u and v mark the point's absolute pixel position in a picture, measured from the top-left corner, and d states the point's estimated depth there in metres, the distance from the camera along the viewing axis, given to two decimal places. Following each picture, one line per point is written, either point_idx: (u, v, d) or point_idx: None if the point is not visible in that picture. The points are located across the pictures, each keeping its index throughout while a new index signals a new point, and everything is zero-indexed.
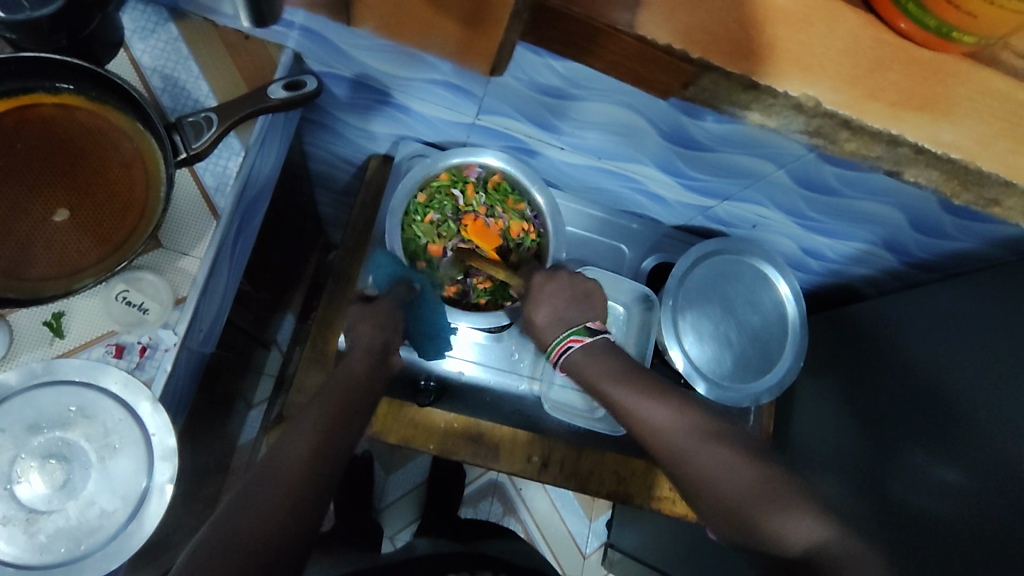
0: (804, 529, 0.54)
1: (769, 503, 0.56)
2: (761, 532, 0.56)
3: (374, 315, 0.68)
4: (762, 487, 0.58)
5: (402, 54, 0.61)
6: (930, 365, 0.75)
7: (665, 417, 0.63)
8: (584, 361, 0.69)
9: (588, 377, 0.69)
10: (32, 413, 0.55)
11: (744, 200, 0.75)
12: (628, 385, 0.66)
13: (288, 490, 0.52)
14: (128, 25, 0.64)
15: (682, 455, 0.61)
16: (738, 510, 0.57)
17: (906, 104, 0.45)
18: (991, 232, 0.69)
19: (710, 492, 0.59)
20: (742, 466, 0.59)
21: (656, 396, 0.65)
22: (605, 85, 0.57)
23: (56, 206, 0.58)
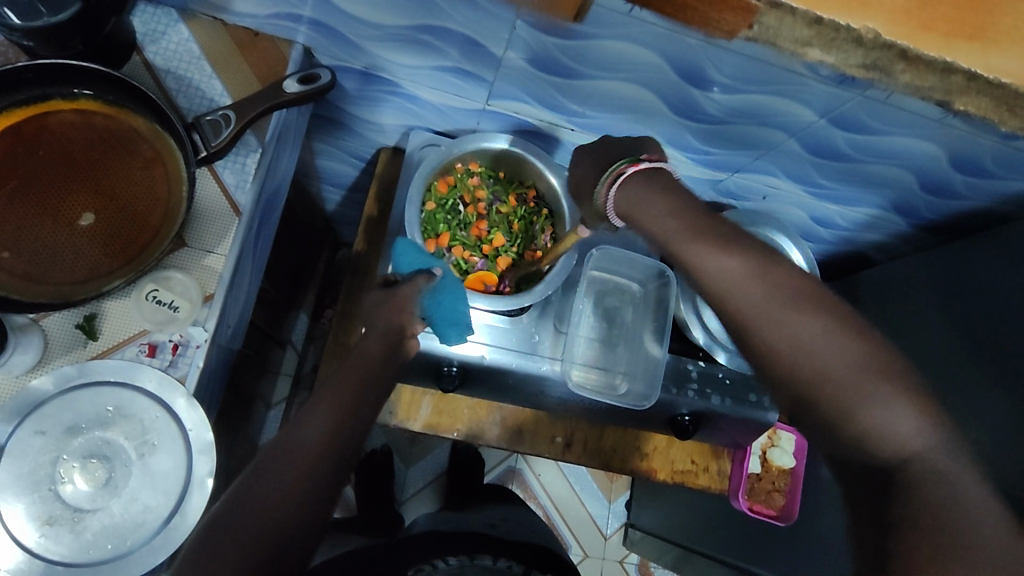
0: (902, 425, 0.41)
1: (862, 390, 0.43)
2: (846, 425, 0.43)
3: (393, 300, 0.65)
4: (865, 369, 0.43)
5: (411, 41, 0.63)
6: (947, 322, 0.77)
7: (743, 273, 0.48)
8: (632, 195, 0.54)
9: (641, 219, 0.53)
10: (71, 415, 0.56)
11: (756, 171, 0.76)
12: (689, 229, 0.51)
13: (298, 478, 0.52)
14: (138, 30, 0.65)
15: (755, 319, 0.47)
16: (817, 389, 0.44)
17: (958, 34, 0.47)
18: (1002, 188, 0.70)
19: (780, 365, 0.45)
20: (839, 346, 0.44)
21: (729, 248, 0.49)
22: (614, 60, 0.58)
23: (81, 210, 0.58)
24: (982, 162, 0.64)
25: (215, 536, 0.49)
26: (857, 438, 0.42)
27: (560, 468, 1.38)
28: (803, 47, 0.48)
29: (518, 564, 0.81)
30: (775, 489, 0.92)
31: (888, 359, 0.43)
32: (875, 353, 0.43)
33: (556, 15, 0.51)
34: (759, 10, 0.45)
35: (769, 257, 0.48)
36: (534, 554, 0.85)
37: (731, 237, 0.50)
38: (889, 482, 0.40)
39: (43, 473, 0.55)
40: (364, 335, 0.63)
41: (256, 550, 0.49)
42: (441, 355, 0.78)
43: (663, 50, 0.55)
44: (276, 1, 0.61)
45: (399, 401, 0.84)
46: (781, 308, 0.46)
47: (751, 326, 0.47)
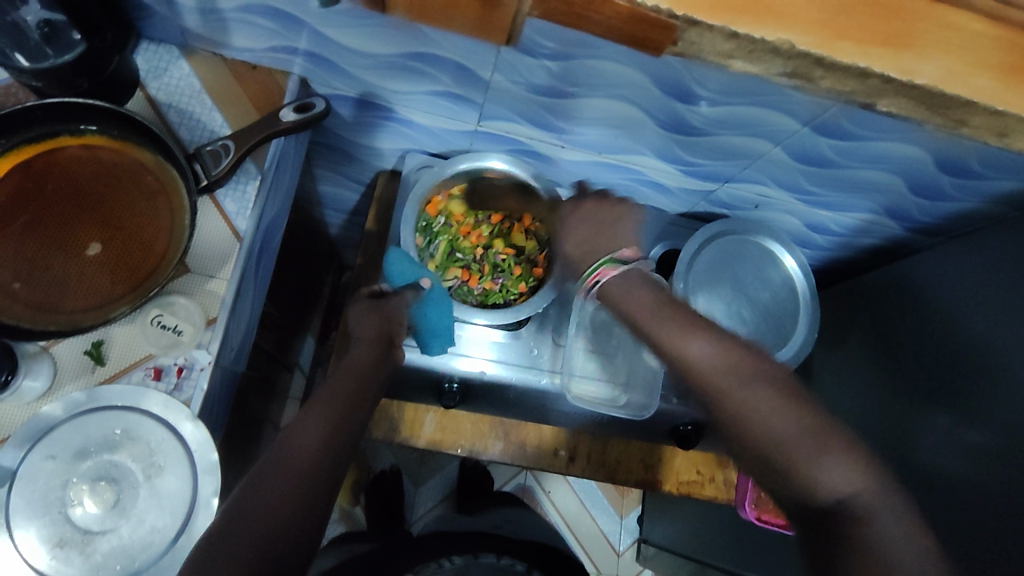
0: (842, 478, 0.46)
1: (814, 449, 0.48)
2: (794, 477, 0.48)
3: (380, 309, 0.67)
4: (811, 432, 0.48)
5: (403, 68, 0.65)
6: (945, 325, 0.77)
7: (706, 351, 0.54)
8: (622, 288, 0.62)
9: (622, 307, 0.61)
10: (80, 438, 0.58)
11: (745, 180, 0.78)
12: (653, 316, 0.58)
13: (302, 473, 0.51)
14: (141, 67, 0.68)
15: (719, 391, 0.52)
16: (777, 447, 0.49)
17: (873, 40, 0.48)
18: (991, 188, 0.70)
19: (740, 427, 0.51)
20: (798, 418, 0.49)
21: (694, 329, 0.56)
22: (599, 78, 0.60)
23: (88, 240, 0.61)
24: (966, 162, 0.65)
25: (217, 540, 0.46)
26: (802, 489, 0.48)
27: (570, 485, 1.38)
28: (729, 58, 0.50)
29: (521, 563, 0.81)
30: None
31: (827, 419, 0.49)
32: (819, 415, 0.49)
33: (493, 39, 0.55)
34: (679, 27, 0.47)
35: (728, 335, 0.55)
36: (539, 553, 0.85)
37: (703, 322, 0.56)
38: (832, 522, 0.46)
39: (54, 496, 0.56)
40: (355, 342, 0.64)
41: (258, 548, 0.46)
42: (441, 370, 0.79)
43: (643, 68, 0.57)
44: (271, 35, 0.64)
45: (402, 419, 0.84)
46: (737, 374, 0.52)
47: (710, 392, 0.53)
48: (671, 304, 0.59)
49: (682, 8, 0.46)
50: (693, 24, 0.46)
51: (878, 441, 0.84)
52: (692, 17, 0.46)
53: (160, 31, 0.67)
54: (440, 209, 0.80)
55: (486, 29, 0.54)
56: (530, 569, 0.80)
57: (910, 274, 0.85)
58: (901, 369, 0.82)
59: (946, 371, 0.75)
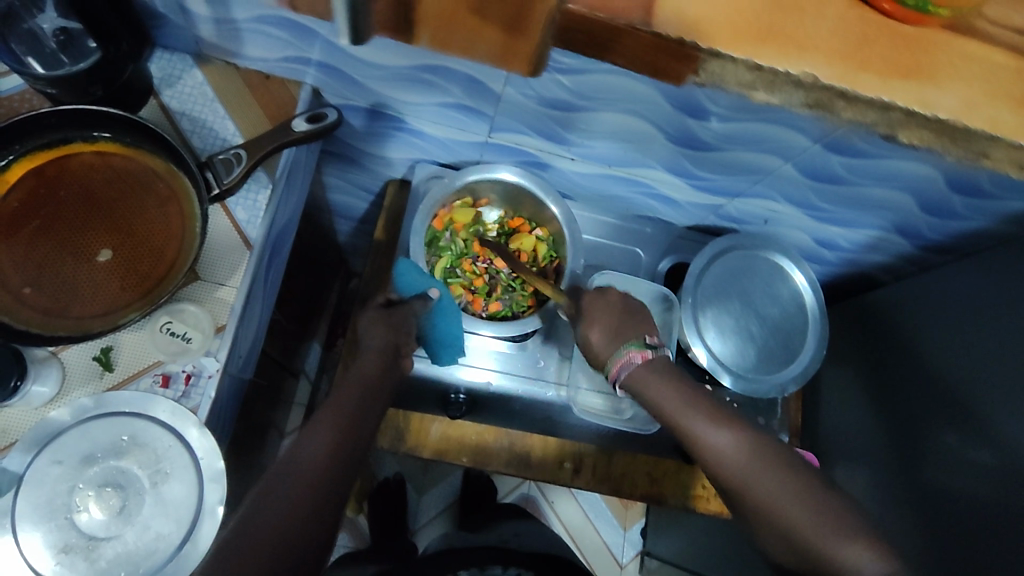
0: (867, 565, 0.48)
1: (836, 539, 0.50)
2: (824, 568, 0.50)
3: (389, 317, 0.66)
4: (832, 525, 0.51)
5: (415, 80, 0.65)
6: (954, 343, 0.76)
7: (731, 447, 0.57)
8: (645, 381, 0.62)
9: (654, 400, 0.62)
10: (86, 444, 0.58)
11: (754, 196, 0.78)
12: (686, 408, 0.60)
13: (311, 486, 0.51)
14: (155, 75, 0.69)
15: (742, 484, 0.56)
16: (798, 542, 0.51)
17: (893, 73, 0.49)
18: (1002, 208, 0.70)
19: (765, 519, 0.54)
20: (817, 510, 0.52)
21: (716, 423, 0.59)
22: (611, 94, 0.61)
23: (99, 246, 0.61)
24: (978, 182, 0.65)
25: (226, 549, 0.46)
26: (830, 573, 0.50)
27: (573, 496, 1.38)
28: (750, 89, 0.50)
29: (528, 575, 0.81)
30: None
31: (849, 513, 0.51)
32: (841, 508, 0.52)
33: (514, 68, 0.54)
34: (702, 59, 0.47)
35: (750, 429, 0.58)
36: (548, 565, 0.84)
37: (726, 414, 0.60)
38: None
39: (60, 502, 0.56)
40: (361, 353, 0.64)
41: (268, 563, 0.46)
42: (447, 380, 0.81)
43: (655, 83, 0.57)
44: (285, 45, 0.64)
45: (407, 427, 0.83)
46: (760, 466, 0.55)
47: (735, 485, 0.56)
48: (718, 411, 0.60)
49: (705, 41, 0.47)
50: (715, 56, 0.47)
51: (886, 459, 0.83)
52: (715, 50, 0.47)
53: (174, 39, 0.67)
54: (447, 222, 0.80)
55: (507, 60, 0.52)
56: None
57: (919, 291, 0.84)
58: (910, 386, 0.81)
59: (953, 391, 0.75)
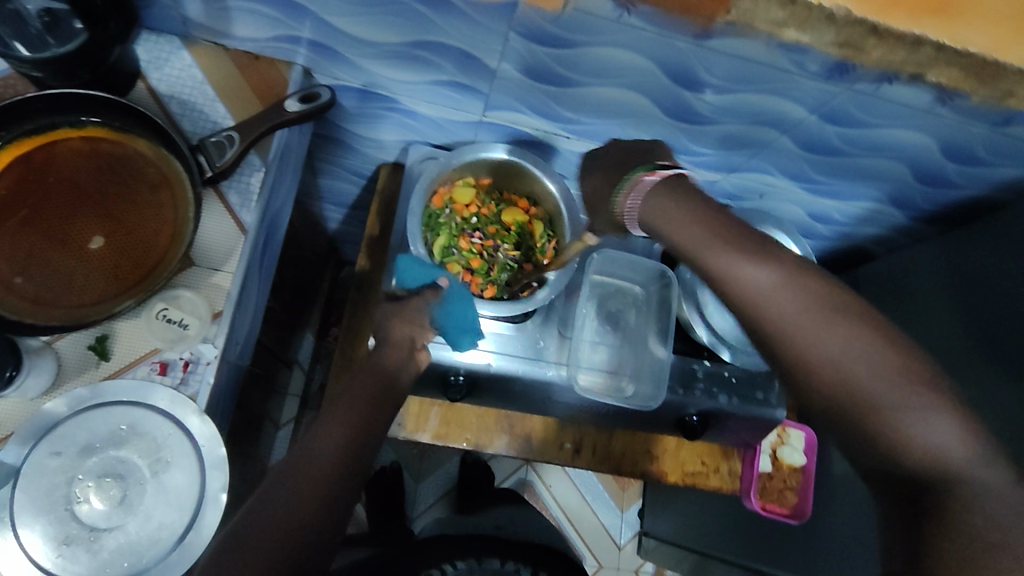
0: (939, 436, 0.42)
1: (902, 398, 0.43)
2: (879, 430, 0.43)
3: (403, 311, 0.64)
4: (901, 381, 0.44)
5: (408, 57, 0.65)
6: (949, 314, 0.77)
7: (769, 282, 0.47)
8: (655, 203, 0.53)
9: (661, 225, 0.52)
10: (84, 434, 0.57)
11: (750, 170, 0.77)
12: (711, 232, 0.50)
13: (323, 481, 0.50)
14: (142, 58, 0.67)
15: (793, 331, 0.46)
16: (852, 401, 0.44)
17: (922, 9, 0.48)
18: (996, 176, 0.71)
19: (814, 374, 0.45)
20: (881, 367, 0.44)
21: (760, 257, 0.48)
22: (607, 66, 0.60)
23: (90, 233, 0.60)
24: (973, 150, 0.65)
25: (233, 543, 0.47)
26: (895, 447, 0.43)
27: (571, 479, 1.38)
28: (781, 27, 0.50)
29: (525, 568, 0.80)
30: (787, 488, 0.91)
31: (919, 363, 0.44)
32: (907, 358, 0.44)
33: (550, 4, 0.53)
34: None
35: (798, 264, 0.48)
36: (548, 554, 0.84)
37: (767, 246, 0.49)
38: (931, 490, 0.41)
39: (59, 493, 0.55)
40: (378, 344, 0.62)
41: (278, 558, 0.47)
42: (447, 364, 0.77)
43: (653, 54, 0.57)
44: (275, 24, 0.63)
45: (407, 413, 0.84)
46: (814, 314, 0.46)
47: (791, 343, 0.46)
48: (718, 223, 0.50)
49: None
50: None
51: None
52: None
53: (161, 20, 0.66)
54: (445, 201, 0.78)
55: None
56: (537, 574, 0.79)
57: (913, 262, 0.85)
58: None
59: (951, 359, 0.75)
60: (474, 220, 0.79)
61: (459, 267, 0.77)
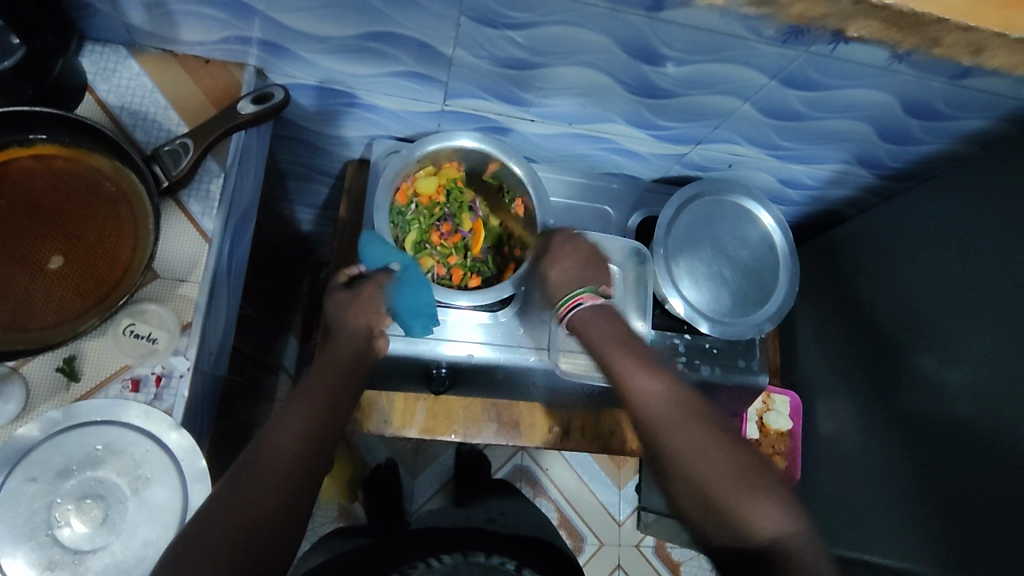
0: (769, 522, 0.51)
1: (733, 494, 0.53)
2: (727, 519, 0.53)
3: (358, 300, 0.64)
4: (727, 479, 0.54)
5: (362, 51, 0.64)
6: (923, 269, 0.77)
7: (656, 392, 0.59)
8: (587, 323, 0.67)
9: (586, 335, 0.67)
10: (60, 458, 0.56)
11: (716, 140, 0.77)
12: (616, 347, 0.64)
13: (280, 475, 0.50)
14: (88, 70, 0.65)
15: (662, 428, 0.57)
16: (703, 492, 0.54)
17: None
18: (959, 128, 0.71)
19: (676, 467, 0.55)
20: (729, 474, 0.54)
21: (652, 371, 0.61)
22: (564, 45, 0.59)
23: (50, 253, 0.58)
24: (934, 104, 0.65)
25: (191, 546, 0.46)
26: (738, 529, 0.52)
27: (566, 460, 1.39)
28: None
29: (512, 561, 0.77)
30: (775, 452, 0.98)
31: (748, 462, 0.55)
32: (752, 457, 0.56)
33: None
34: None
35: (676, 378, 0.61)
36: (529, 551, 0.81)
37: (653, 362, 0.62)
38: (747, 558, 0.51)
39: (39, 519, 0.54)
40: (334, 335, 0.62)
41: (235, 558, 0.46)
42: (428, 357, 0.77)
43: (607, 29, 0.56)
44: (222, 25, 0.62)
45: (392, 409, 0.83)
46: (675, 415, 0.57)
47: (649, 431, 0.58)
48: (628, 336, 0.65)
49: None
50: None
51: (864, 390, 0.84)
52: None
53: (104, 30, 0.64)
54: (410, 195, 0.76)
55: None
56: (522, 568, 0.76)
57: (883, 220, 0.85)
58: (880, 316, 0.83)
59: (926, 313, 0.76)
60: (443, 210, 0.78)
61: (435, 262, 0.76)
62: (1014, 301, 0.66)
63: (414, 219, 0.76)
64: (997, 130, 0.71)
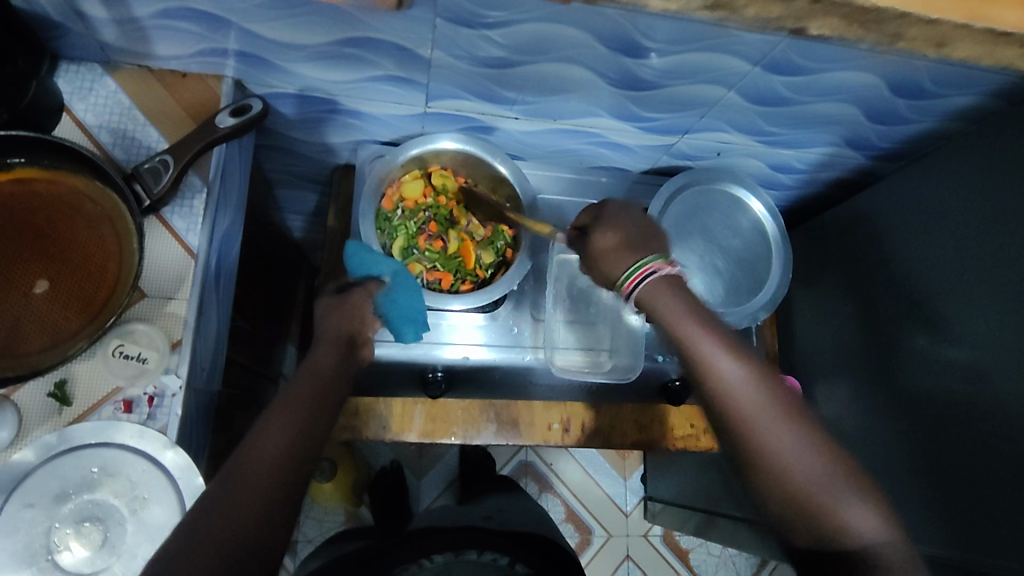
0: (866, 523, 0.48)
1: (835, 492, 0.49)
2: (824, 518, 0.49)
3: (343, 306, 0.63)
4: (836, 476, 0.50)
5: (339, 57, 0.63)
6: (918, 248, 0.77)
7: (740, 379, 0.53)
8: (656, 289, 0.56)
9: (660, 315, 0.56)
10: (56, 482, 0.56)
11: (704, 129, 0.76)
12: (697, 319, 0.55)
13: (269, 484, 0.48)
14: (64, 90, 0.65)
15: (744, 420, 0.51)
16: (797, 493, 0.50)
17: None
18: (948, 106, 0.70)
19: (767, 467, 0.50)
20: (833, 472, 0.50)
21: (731, 354, 0.54)
22: (543, 42, 0.59)
23: (35, 278, 0.58)
24: (920, 83, 0.65)
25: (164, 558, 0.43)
26: (827, 532, 0.48)
27: (571, 454, 1.39)
28: None
29: (506, 556, 0.78)
30: None
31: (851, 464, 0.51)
32: (847, 463, 0.50)
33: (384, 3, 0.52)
34: None
35: (761, 366, 0.54)
36: (523, 543, 0.82)
37: (733, 344, 0.55)
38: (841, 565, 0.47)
39: (38, 544, 0.54)
40: (314, 344, 0.60)
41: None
42: (425, 361, 0.80)
43: (585, 25, 0.56)
44: (197, 38, 0.61)
45: (390, 413, 0.81)
46: (772, 409, 0.52)
47: (746, 433, 0.51)
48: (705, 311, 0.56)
49: None
50: None
51: (864, 372, 0.84)
52: None
53: (79, 49, 0.63)
54: (395, 201, 0.76)
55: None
56: (515, 563, 0.77)
57: (875, 201, 0.85)
58: (877, 297, 0.82)
59: (923, 292, 0.75)
60: (425, 214, 0.78)
61: (424, 268, 0.76)
62: (1012, 278, 0.65)
63: (401, 224, 0.76)
64: (986, 106, 0.71)
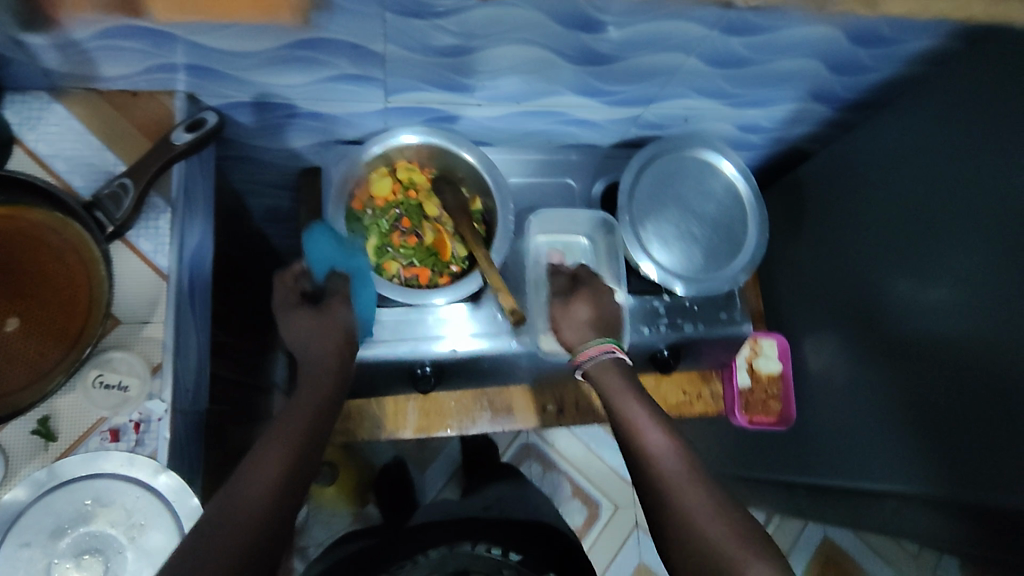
0: None
1: (735, 552, 0.48)
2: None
3: (322, 316, 0.62)
4: (733, 538, 0.49)
5: (291, 61, 0.62)
6: (892, 195, 0.77)
7: (671, 457, 0.55)
8: (606, 372, 0.63)
9: (605, 394, 0.62)
10: (51, 518, 0.55)
11: (668, 97, 0.76)
12: (633, 398, 0.60)
13: (260, 512, 0.46)
14: (13, 121, 0.63)
15: (671, 485, 0.53)
16: (703, 556, 0.49)
17: None
18: (909, 50, 0.70)
19: (679, 524, 0.51)
20: (731, 531, 0.49)
21: (665, 435, 0.57)
22: (496, 26, 0.58)
23: (5, 316, 0.57)
24: (879, 31, 0.64)
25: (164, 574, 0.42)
26: None
27: (573, 432, 1.40)
28: None
29: (497, 547, 0.77)
30: (769, 397, 0.96)
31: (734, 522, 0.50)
32: (736, 524, 0.50)
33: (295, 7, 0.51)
34: None
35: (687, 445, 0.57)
36: (522, 534, 0.81)
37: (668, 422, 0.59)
38: None
39: None
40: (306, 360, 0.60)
41: None
42: (414, 358, 0.76)
43: (536, 4, 0.55)
44: (142, 55, 0.60)
45: (385, 413, 0.84)
46: (691, 479, 0.53)
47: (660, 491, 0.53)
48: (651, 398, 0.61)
49: None
50: None
51: (850, 324, 0.84)
52: None
53: (23, 78, 0.62)
54: (365, 202, 0.75)
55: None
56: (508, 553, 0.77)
57: (845, 153, 0.84)
58: (857, 247, 0.82)
59: (900, 239, 0.75)
60: (397, 211, 0.76)
61: (401, 265, 0.76)
62: (987, 217, 0.65)
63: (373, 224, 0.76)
64: (947, 47, 0.70)
